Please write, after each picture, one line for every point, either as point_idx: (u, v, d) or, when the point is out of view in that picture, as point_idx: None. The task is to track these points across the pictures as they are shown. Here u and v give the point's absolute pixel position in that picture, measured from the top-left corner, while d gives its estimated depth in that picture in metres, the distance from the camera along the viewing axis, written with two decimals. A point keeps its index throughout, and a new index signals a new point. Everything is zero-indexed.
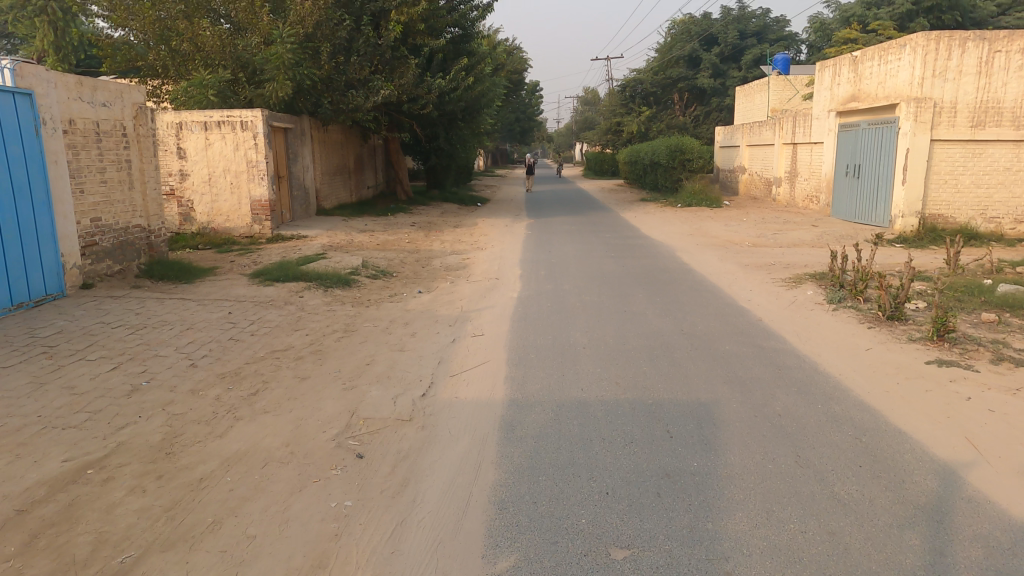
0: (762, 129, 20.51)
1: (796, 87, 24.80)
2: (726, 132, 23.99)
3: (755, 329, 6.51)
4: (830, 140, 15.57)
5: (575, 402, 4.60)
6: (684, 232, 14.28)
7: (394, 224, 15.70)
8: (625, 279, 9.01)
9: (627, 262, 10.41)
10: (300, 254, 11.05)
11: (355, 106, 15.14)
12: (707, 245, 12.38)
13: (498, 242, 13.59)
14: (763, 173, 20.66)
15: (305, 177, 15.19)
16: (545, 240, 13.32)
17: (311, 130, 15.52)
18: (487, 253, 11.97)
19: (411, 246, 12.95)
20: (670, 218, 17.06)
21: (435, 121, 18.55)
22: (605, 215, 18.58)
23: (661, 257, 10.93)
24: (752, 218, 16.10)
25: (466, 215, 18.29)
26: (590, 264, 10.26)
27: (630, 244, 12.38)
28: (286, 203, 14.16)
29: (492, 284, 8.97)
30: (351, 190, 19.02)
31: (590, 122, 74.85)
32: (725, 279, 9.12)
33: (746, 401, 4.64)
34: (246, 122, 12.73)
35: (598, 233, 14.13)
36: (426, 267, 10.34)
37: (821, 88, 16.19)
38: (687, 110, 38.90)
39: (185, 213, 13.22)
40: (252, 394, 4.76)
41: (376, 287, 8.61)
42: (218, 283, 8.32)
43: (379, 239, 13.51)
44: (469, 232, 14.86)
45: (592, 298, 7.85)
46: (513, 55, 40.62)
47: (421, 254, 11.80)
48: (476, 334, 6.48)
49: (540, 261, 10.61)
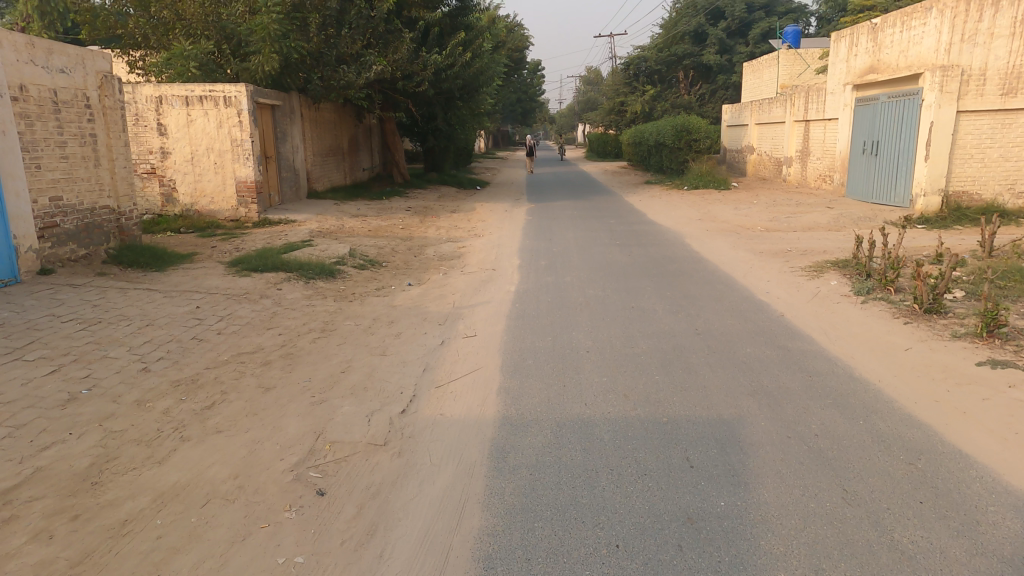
0: (773, 106, 19.58)
1: (806, 61, 23.77)
2: (734, 110, 23.06)
3: (778, 327, 5.85)
4: (845, 115, 14.63)
5: (577, 423, 3.99)
6: (693, 215, 13.53)
7: (388, 208, 14.99)
8: (632, 270, 8.33)
9: (633, 251, 9.72)
10: (285, 240, 10.38)
11: (348, 84, 14.28)
12: (717, 230, 11.66)
13: (496, 227, 12.89)
14: (773, 153, 19.80)
15: (295, 158, 14.41)
16: (546, 227, 12.61)
17: (300, 109, 14.70)
18: (484, 240, 11.28)
19: (404, 231, 12.26)
20: (678, 201, 16.30)
21: (432, 100, 17.70)
22: (609, 197, 17.82)
23: (670, 244, 10.24)
24: (763, 200, 15.33)
25: (464, 198, 17.55)
26: (594, 253, 9.58)
27: (635, 230, 11.68)
28: (274, 185, 13.38)
29: (487, 275, 8.30)
30: (345, 172, 18.25)
31: (592, 102, 73.41)
32: (740, 268, 8.42)
33: (776, 420, 4.02)
34: (230, 98, 11.83)
35: (602, 218, 13.42)
36: (418, 255, 9.67)
37: (837, 60, 15.24)
38: (692, 88, 37.82)
39: (168, 194, 12.32)
40: (206, 408, 4.13)
41: (362, 278, 7.94)
42: (191, 271, 7.65)
43: (370, 224, 12.81)
44: (465, 217, 14.16)
45: (596, 293, 7.20)
46: (514, 32, 39.47)
47: (414, 241, 11.13)
48: (469, 336, 5.83)
49: (540, 250, 9.93)
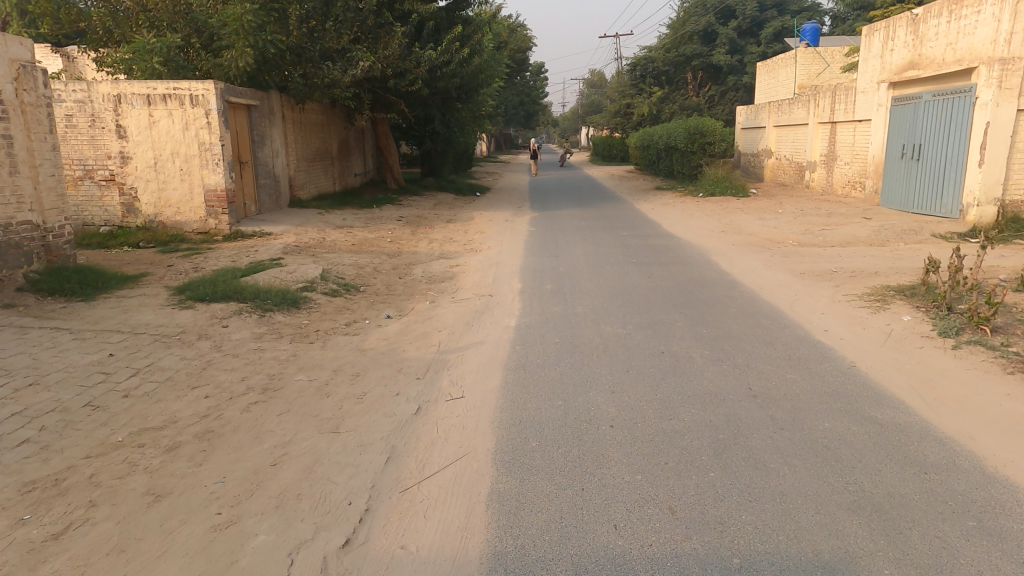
0: (794, 107, 18.21)
1: (827, 60, 22.44)
2: (749, 111, 21.76)
3: (856, 384, 4.50)
4: (880, 116, 13.37)
5: (605, 570, 2.64)
6: (714, 227, 12.21)
7: (378, 217, 13.71)
8: (656, 299, 7.00)
9: (652, 272, 8.40)
10: (253, 257, 9.11)
11: (333, 81, 13.01)
12: (744, 245, 10.35)
13: (495, 240, 11.60)
14: (794, 157, 18.48)
15: (275, 163, 13.12)
16: (551, 240, 11.27)
17: (281, 110, 13.42)
18: (481, 256, 9.98)
19: (392, 245, 10.97)
20: (694, 210, 14.98)
21: (427, 100, 16.43)
22: (617, 205, 16.52)
23: (693, 263, 8.91)
24: (789, 209, 14.01)
25: (462, 206, 16.29)
26: (608, 274, 8.26)
27: (651, 245, 10.35)
28: (250, 193, 12.11)
29: (481, 305, 6.98)
30: (334, 179, 17.00)
31: (597, 105, 72.26)
32: (783, 296, 7.09)
33: (906, 563, 2.66)
34: (196, 96, 10.57)
35: (613, 230, 12.09)
36: (404, 277, 8.36)
37: (869, 56, 14.00)
38: (700, 90, 36.57)
39: (129, 203, 11.03)
40: (53, 536, 2.79)
41: (331, 309, 6.63)
42: (124, 301, 6.33)
43: (355, 238, 11.53)
44: (461, 228, 12.87)
45: (616, 332, 5.88)
46: (516, 32, 38.34)
47: (402, 257, 9.83)
48: (455, 397, 4.50)
49: (545, 270, 8.62)
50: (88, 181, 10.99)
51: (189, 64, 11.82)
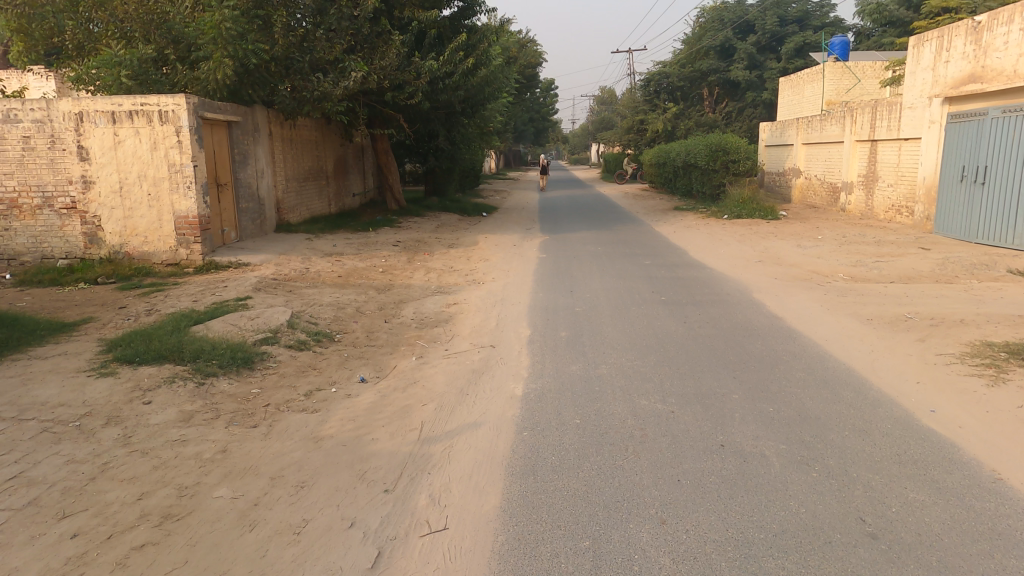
0: (828, 123, 16.92)
1: (856, 74, 21.40)
2: (774, 128, 20.50)
3: (1019, 518, 3.09)
4: (932, 134, 12.15)
5: None
6: (748, 255, 10.84)
7: (373, 242, 12.49)
8: (699, 355, 5.63)
9: (687, 314, 7.03)
10: (220, 296, 7.86)
11: (324, 95, 11.88)
12: (788, 280, 8.99)
13: (501, 270, 10.30)
14: (826, 177, 17.14)
15: (260, 184, 12.03)
16: (564, 270, 9.95)
17: (268, 126, 12.38)
18: (484, 290, 8.66)
19: (384, 277, 9.70)
20: (721, 234, 13.61)
21: (429, 116, 15.38)
22: (635, 227, 15.22)
23: (733, 303, 7.52)
24: (828, 235, 12.65)
25: (467, 229, 15.06)
26: (633, 317, 6.90)
27: (678, 278, 9.00)
28: (230, 219, 11.01)
29: (480, 361, 5.63)
30: (329, 200, 15.89)
31: (608, 122, 71.60)
32: (857, 353, 5.67)
33: None
34: (165, 112, 9.45)
35: (634, 258, 10.74)
36: (391, 320, 7.05)
37: (917, 69, 12.86)
38: (717, 105, 35.49)
39: (92, 233, 9.87)
40: None
41: (292, 372, 5.31)
42: (33, 365, 5.05)
43: (344, 267, 10.30)
44: (464, 255, 11.60)
45: (654, 406, 4.51)
46: (527, 48, 37.56)
47: (392, 293, 8.54)
48: (436, 530, 3.11)
49: (559, 309, 7.27)
50: (46, 210, 9.82)
51: (163, 78, 10.74)
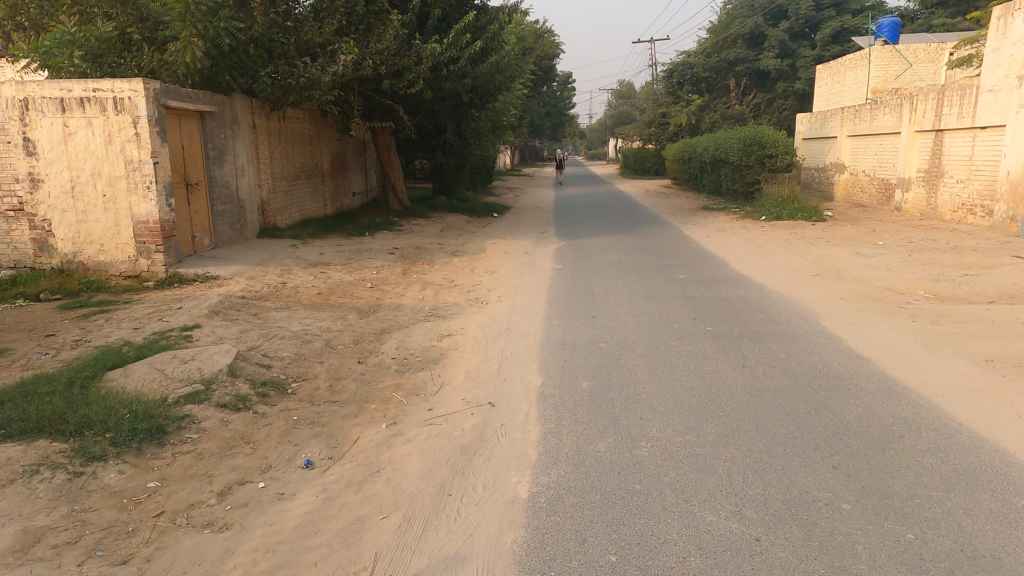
0: (879, 111, 15.09)
1: (908, 59, 19.54)
2: (814, 118, 18.69)
3: None
4: (1022, 121, 10.41)
5: None
6: (801, 267, 9.20)
7: (366, 249, 11.08)
8: (775, 421, 4.08)
9: (744, 353, 5.46)
10: (168, 321, 6.48)
11: (314, 82, 10.50)
12: (858, 300, 7.35)
13: (510, 285, 8.79)
14: (877, 173, 15.32)
15: (239, 184, 10.70)
16: (584, 286, 8.41)
17: (252, 117, 11.05)
18: (488, 313, 7.18)
19: (371, 295, 8.26)
20: (762, 239, 11.96)
21: (433, 108, 13.95)
22: (663, 231, 13.62)
23: (800, 335, 5.92)
24: (891, 240, 10.93)
25: (474, 233, 13.57)
26: (675, 358, 5.36)
27: (726, 298, 7.42)
28: (203, 223, 9.69)
29: (471, 432, 4.15)
30: (324, 201, 14.55)
31: (626, 117, 69.65)
32: (996, 419, 4.06)
33: None
34: (121, 100, 8.09)
35: (666, 271, 9.16)
36: (367, 359, 5.60)
37: (1002, 46, 11.14)
38: (744, 98, 33.61)
39: (42, 239, 8.59)
40: None
41: (215, 450, 3.86)
42: None
43: (328, 281, 8.89)
44: (468, 265, 10.12)
45: (729, 529, 2.97)
46: (544, 38, 36.03)
47: (376, 317, 7.09)
48: None
49: (578, 346, 5.75)
50: None
51: (128, 60, 9.75)
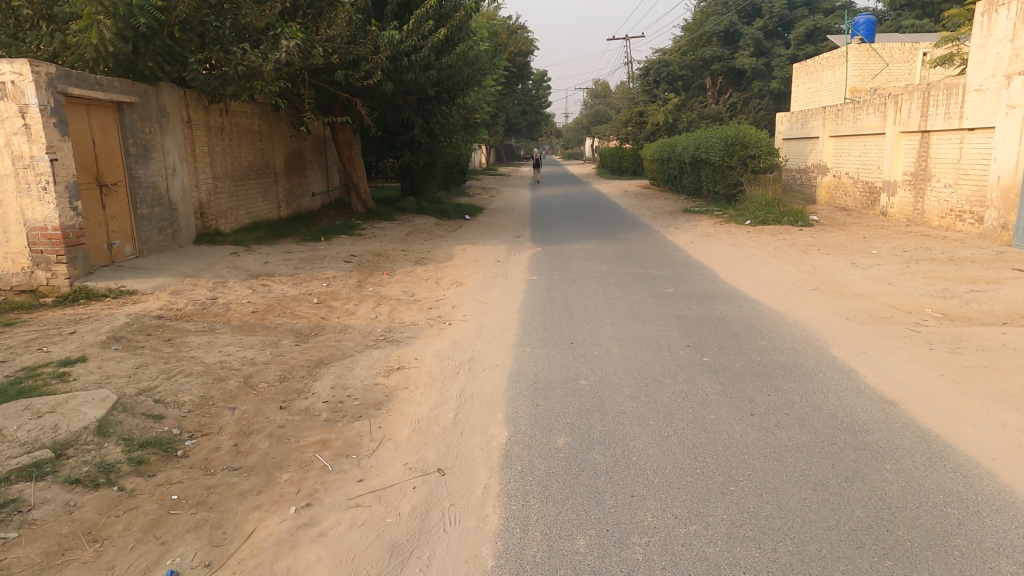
0: (862, 111, 14.45)
1: (884, 58, 18.98)
2: (794, 118, 18.08)
3: None
4: (1012, 121, 9.84)
5: None
6: (795, 280, 8.39)
7: (318, 256, 9.94)
8: (801, 501, 3.18)
9: (750, 395, 4.57)
10: (49, 351, 5.30)
11: (254, 72, 9.40)
12: (866, 321, 6.54)
13: (476, 299, 7.78)
14: (861, 176, 14.72)
15: (170, 183, 9.48)
16: (559, 302, 7.46)
17: (184, 110, 9.85)
18: (449, 336, 6.15)
19: (313, 313, 7.15)
20: (750, 246, 11.16)
21: (396, 102, 12.88)
22: (643, 236, 12.76)
23: (811, 370, 5.05)
24: (885, 248, 10.22)
25: (441, 238, 12.53)
26: (669, 403, 4.43)
27: (721, 320, 6.54)
28: (121, 229, 8.49)
29: (408, 520, 3.13)
30: (277, 202, 13.35)
31: (602, 116, 69.21)
32: None
33: None
34: (5, 86, 6.83)
35: (651, 284, 8.25)
36: (290, 404, 4.53)
37: (988, 42, 10.52)
38: (720, 96, 33.13)
39: None
40: None
41: (40, 557, 2.74)
42: None
43: (267, 296, 7.75)
44: (431, 276, 9.06)
45: None
46: (517, 34, 35.15)
47: (315, 343, 6.01)
48: None
49: (553, 384, 4.77)
50: None
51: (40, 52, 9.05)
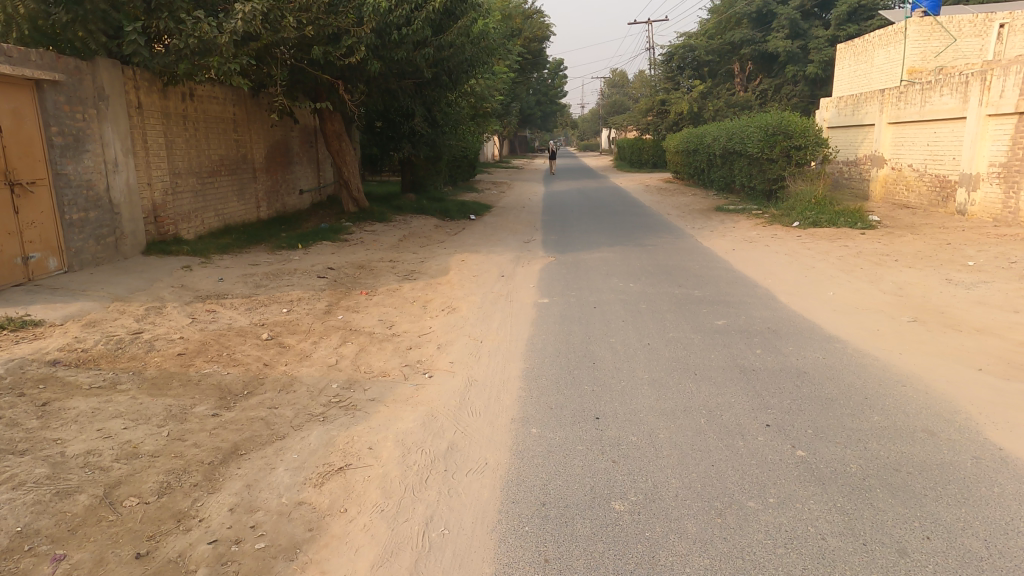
0: (934, 92, 12.45)
1: (951, 32, 16.85)
2: (843, 103, 16.06)
3: None
4: None
5: None
6: (883, 306, 6.51)
7: (287, 272, 8.28)
8: None
9: (898, 540, 2.77)
10: None
11: (210, 45, 7.73)
12: (1010, 374, 4.64)
13: (471, 333, 6.05)
14: (929, 167, 12.72)
15: (111, 181, 7.82)
16: (579, 337, 5.69)
17: (132, 92, 8.22)
18: (424, 403, 4.45)
19: (255, 356, 5.48)
20: (808, 255, 9.28)
21: (388, 86, 11.27)
22: (675, 242, 10.92)
23: (975, 479, 3.23)
24: (982, 260, 8.29)
25: (439, 245, 10.83)
26: (768, 561, 2.65)
27: (803, 374, 4.72)
28: (46, 239, 6.82)
29: None
30: (254, 202, 11.71)
31: (618, 106, 66.86)
32: None
33: None
34: None
35: (693, 312, 6.45)
36: (156, 547, 2.84)
37: None
38: (749, 84, 30.99)
39: None
40: None
41: None
42: None
43: (208, 329, 6.10)
44: (419, 299, 7.38)
45: None
46: (531, 19, 33.23)
47: (243, 411, 4.32)
48: None
49: (571, 511, 3.03)
50: None
51: None
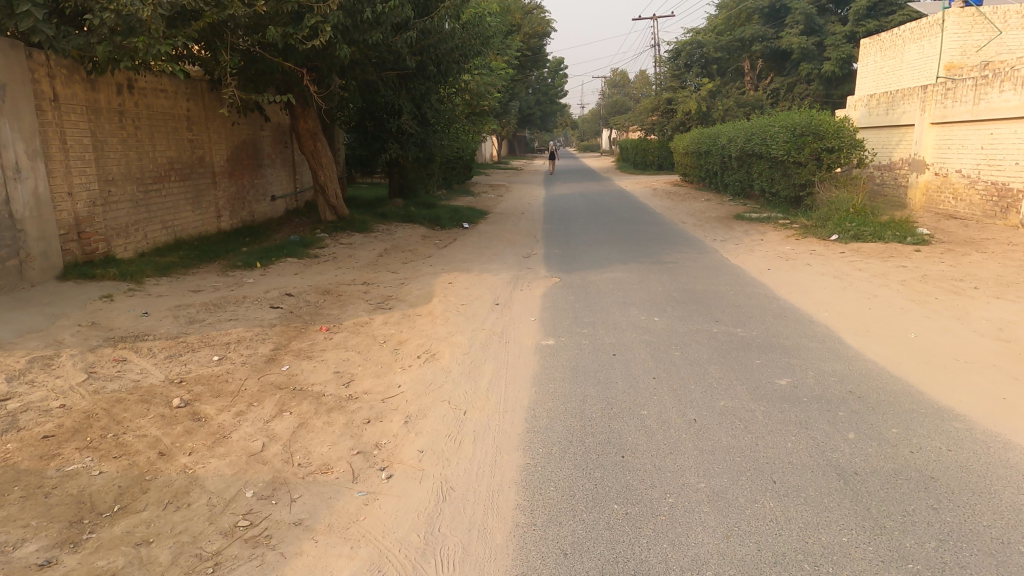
0: (991, 87, 10.99)
1: (998, 24, 15.14)
2: (875, 100, 14.60)
3: None
4: None
5: None
6: (994, 357, 5.00)
7: (233, 302, 6.74)
8: None
9: None
10: None
11: (134, 23, 6.23)
12: None
13: (454, 396, 4.52)
14: (985, 173, 11.24)
15: (12, 191, 6.25)
16: (600, 406, 4.18)
17: (43, 82, 6.75)
18: (371, 540, 2.93)
19: (151, 439, 3.85)
20: (862, 278, 7.79)
21: (367, 78, 9.77)
22: (699, 259, 9.43)
23: None
24: None
25: (423, 263, 9.32)
26: None
27: (932, 484, 3.20)
28: None
29: None
30: (214, 211, 10.20)
31: (620, 105, 65.40)
32: None
33: None
34: None
35: (746, 364, 4.94)
36: None
37: None
38: (760, 82, 29.68)
39: None
40: None
41: None
42: None
43: (101, 393, 4.41)
44: (391, 339, 5.85)
45: None
46: (532, 15, 31.73)
47: (87, 560, 2.78)
48: None
49: None
50: None
51: None
